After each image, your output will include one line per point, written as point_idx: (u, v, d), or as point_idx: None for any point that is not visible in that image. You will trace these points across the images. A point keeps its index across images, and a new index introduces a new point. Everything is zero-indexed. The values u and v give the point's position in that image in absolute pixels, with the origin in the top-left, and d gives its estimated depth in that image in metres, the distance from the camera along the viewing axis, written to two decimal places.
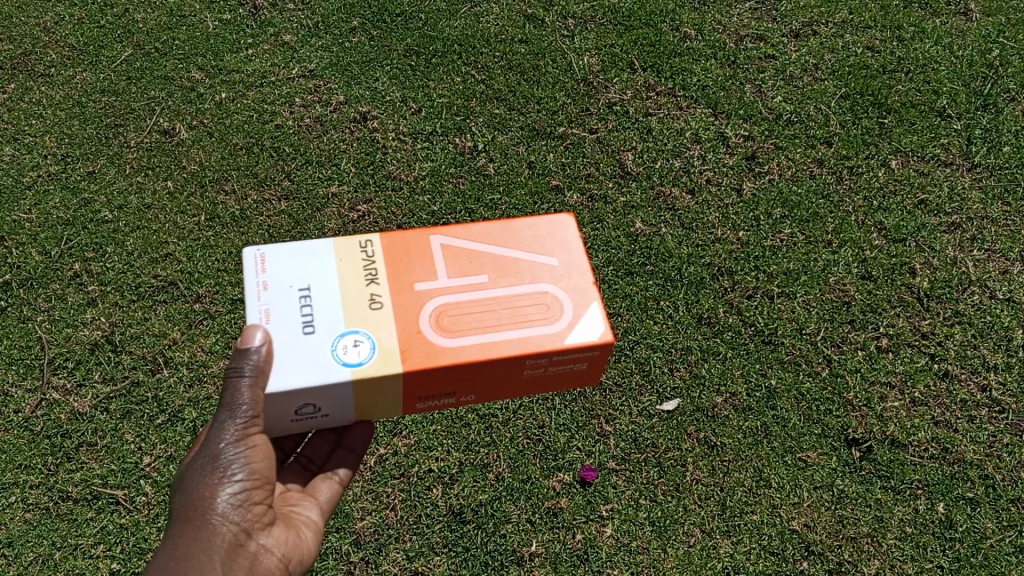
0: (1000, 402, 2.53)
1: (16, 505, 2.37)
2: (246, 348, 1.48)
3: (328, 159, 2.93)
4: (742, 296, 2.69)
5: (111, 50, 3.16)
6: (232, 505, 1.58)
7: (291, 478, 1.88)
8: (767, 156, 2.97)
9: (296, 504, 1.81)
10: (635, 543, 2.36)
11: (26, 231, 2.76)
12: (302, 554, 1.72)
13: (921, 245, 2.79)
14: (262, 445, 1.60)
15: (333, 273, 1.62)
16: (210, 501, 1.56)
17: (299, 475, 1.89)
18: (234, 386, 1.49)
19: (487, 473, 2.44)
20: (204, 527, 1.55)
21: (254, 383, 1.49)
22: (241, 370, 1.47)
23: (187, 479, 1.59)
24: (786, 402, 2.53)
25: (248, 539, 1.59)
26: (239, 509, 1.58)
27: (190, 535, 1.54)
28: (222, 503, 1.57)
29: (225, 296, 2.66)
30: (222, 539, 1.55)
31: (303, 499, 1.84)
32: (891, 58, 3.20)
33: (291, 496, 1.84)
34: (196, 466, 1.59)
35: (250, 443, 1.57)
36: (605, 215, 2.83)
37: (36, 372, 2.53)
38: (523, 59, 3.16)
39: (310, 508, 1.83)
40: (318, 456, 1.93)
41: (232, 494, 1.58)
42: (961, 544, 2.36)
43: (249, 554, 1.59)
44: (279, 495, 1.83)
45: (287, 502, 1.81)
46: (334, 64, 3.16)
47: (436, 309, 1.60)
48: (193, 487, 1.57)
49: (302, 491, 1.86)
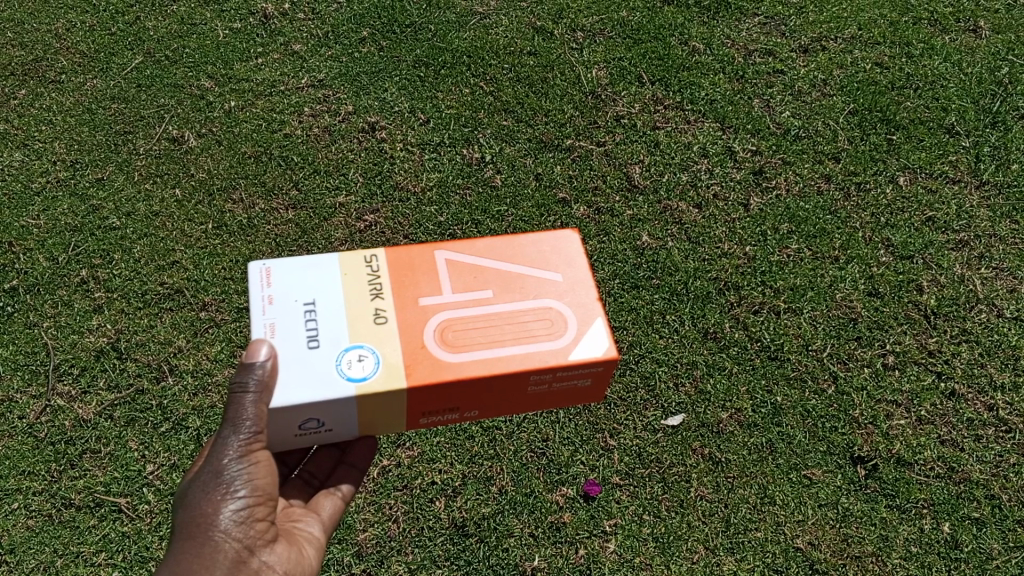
0: (1007, 421, 2.52)
1: (18, 512, 2.37)
2: (251, 363, 1.49)
3: (336, 169, 2.93)
4: (748, 311, 2.68)
5: (121, 58, 3.18)
6: (234, 521, 1.57)
7: (295, 492, 1.88)
8: (775, 171, 2.96)
9: (298, 521, 1.81)
10: (638, 558, 2.35)
11: (34, 237, 2.77)
12: (304, 570, 1.72)
13: (928, 262, 2.78)
14: (265, 461, 1.60)
15: (337, 288, 1.62)
16: (212, 518, 1.55)
17: (300, 490, 1.89)
18: (239, 401, 1.49)
19: (491, 485, 2.43)
20: (207, 543, 1.54)
21: (259, 399, 1.49)
22: (245, 385, 1.47)
23: (190, 493, 1.58)
24: (792, 418, 2.52)
25: (250, 556, 1.58)
26: (241, 526, 1.58)
27: (192, 552, 1.54)
28: (224, 520, 1.56)
29: (231, 304, 2.66)
30: (224, 556, 1.55)
31: (307, 515, 1.84)
32: (900, 74, 3.19)
33: (294, 512, 1.83)
34: (199, 482, 1.58)
35: (255, 457, 1.58)
36: (610, 228, 2.82)
37: (41, 379, 2.54)
38: (532, 71, 3.17)
39: (312, 524, 1.82)
40: (320, 471, 1.92)
41: (234, 510, 1.57)
42: (967, 564, 2.34)
43: (250, 570, 1.58)
44: (282, 511, 1.82)
45: (291, 518, 1.81)
46: (343, 74, 3.17)
47: (438, 326, 1.60)
48: (196, 501, 1.57)
49: (306, 506, 1.86)
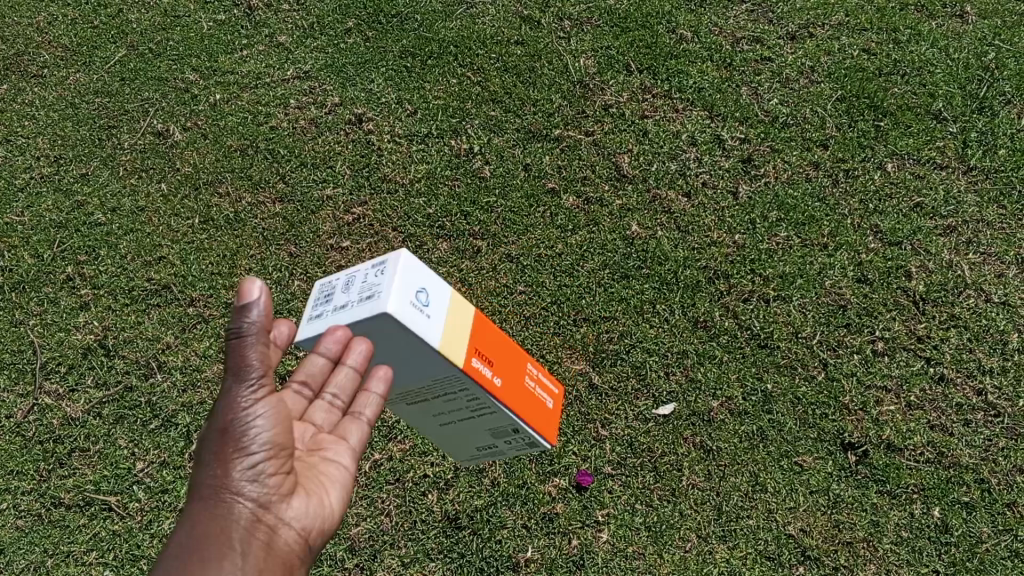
0: (995, 406, 2.53)
1: (7, 512, 2.37)
2: (243, 310, 1.57)
3: (323, 161, 2.91)
4: (738, 299, 2.68)
5: (104, 51, 3.14)
6: (247, 479, 1.60)
7: (321, 417, 1.81)
8: (763, 159, 2.96)
9: (328, 452, 1.78)
10: (631, 548, 2.36)
11: (18, 235, 2.76)
12: (328, 521, 1.72)
13: (916, 248, 2.79)
14: (273, 412, 1.64)
15: None
16: (224, 477, 1.59)
17: (330, 415, 1.82)
18: (237, 349, 1.58)
19: (483, 478, 2.43)
20: (220, 504, 1.58)
21: (257, 344, 1.59)
22: (239, 331, 1.57)
23: (202, 454, 1.63)
24: (782, 405, 2.53)
25: (266, 511, 1.61)
26: (253, 484, 1.59)
27: (205, 514, 1.58)
28: (236, 478, 1.59)
29: (219, 299, 2.64)
30: (237, 518, 1.58)
31: (336, 444, 1.79)
32: (887, 60, 3.18)
33: (324, 440, 1.79)
34: (211, 441, 1.62)
35: (258, 410, 1.61)
36: (600, 218, 2.82)
37: (28, 377, 2.53)
38: (519, 61, 3.15)
39: (342, 454, 1.79)
40: (346, 392, 1.81)
41: (247, 467, 1.59)
42: (957, 548, 2.36)
43: (268, 525, 1.61)
44: (311, 438, 1.79)
45: (319, 448, 1.78)
46: (328, 65, 3.14)
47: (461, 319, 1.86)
48: (206, 462, 1.61)
49: (336, 432, 1.81)
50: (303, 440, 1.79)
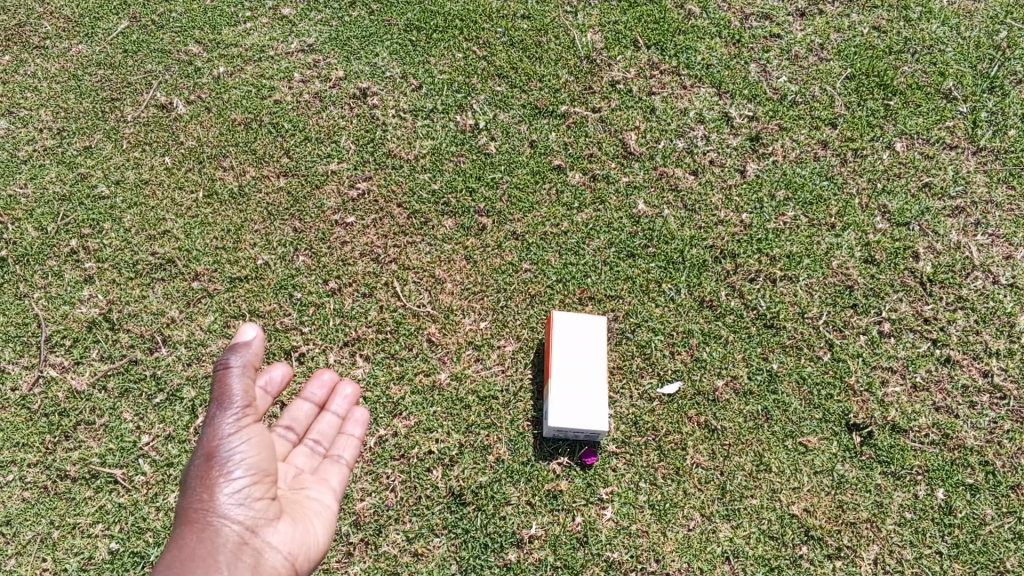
0: (1001, 388, 2.53)
1: (13, 484, 2.38)
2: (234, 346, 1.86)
3: (327, 136, 2.89)
4: (744, 279, 2.67)
5: (106, 22, 3.10)
6: (233, 505, 1.80)
7: (303, 458, 2.15)
8: (771, 137, 2.92)
9: (306, 489, 2.06)
10: (634, 525, 2.38)
11: (22, 206, 2.74)
12: (310, 548, 1.94)
13: (924, 229, 2.77)
14: (254, 442, 1.87)
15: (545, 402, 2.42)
16: (210, 503, 1.78)
17: (311, 456, 2.17)
18: (224, 380, 1.84)
19: (488, 454, 2.44)
20: (208, 529, 1.77)
21: (240, 376, 1.85)
22: (228, 363, 1.85)
23: (189, 483, 1.82)
24: (787, 386, 2.53)
25: (251, 536, 1.81)
26: (240, 508, 1.81)
27: (194, 537, 1.76)
28: (222, 505, 1.79)
29: (224, 274, 2.63)
30: (225, 537, 1.77)
31: (315, 482, 2.09)
32: (897, 38, 3.12)
33: (304, 479, 2.09)
34: (197, 469, 1.82)
35: (240, 437, 1.85)
36: (606, 197, 2.79)
37: (33, 350, 2.53)
38: (526, 36, 3.10)
39: (323, 492, 2.08)
40: (325, 438, 2.21)
41: (232, 494, 1.81)
42: (961, 529, 2.37)
43: (253, 549, 1.80)
44: (293, 478, 2.09)
45: (300, 485, 2.07)
46: (333, 38, 3.08)
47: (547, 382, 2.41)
48: (194, 488, 1.80)
49: (313, 473, 2.12)
50: (285, 480, 2.07)
